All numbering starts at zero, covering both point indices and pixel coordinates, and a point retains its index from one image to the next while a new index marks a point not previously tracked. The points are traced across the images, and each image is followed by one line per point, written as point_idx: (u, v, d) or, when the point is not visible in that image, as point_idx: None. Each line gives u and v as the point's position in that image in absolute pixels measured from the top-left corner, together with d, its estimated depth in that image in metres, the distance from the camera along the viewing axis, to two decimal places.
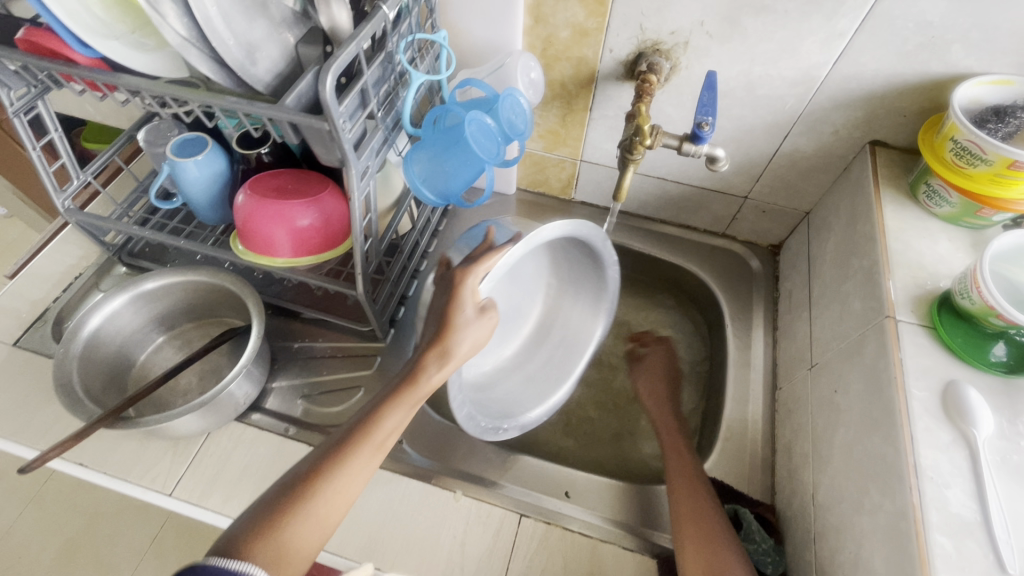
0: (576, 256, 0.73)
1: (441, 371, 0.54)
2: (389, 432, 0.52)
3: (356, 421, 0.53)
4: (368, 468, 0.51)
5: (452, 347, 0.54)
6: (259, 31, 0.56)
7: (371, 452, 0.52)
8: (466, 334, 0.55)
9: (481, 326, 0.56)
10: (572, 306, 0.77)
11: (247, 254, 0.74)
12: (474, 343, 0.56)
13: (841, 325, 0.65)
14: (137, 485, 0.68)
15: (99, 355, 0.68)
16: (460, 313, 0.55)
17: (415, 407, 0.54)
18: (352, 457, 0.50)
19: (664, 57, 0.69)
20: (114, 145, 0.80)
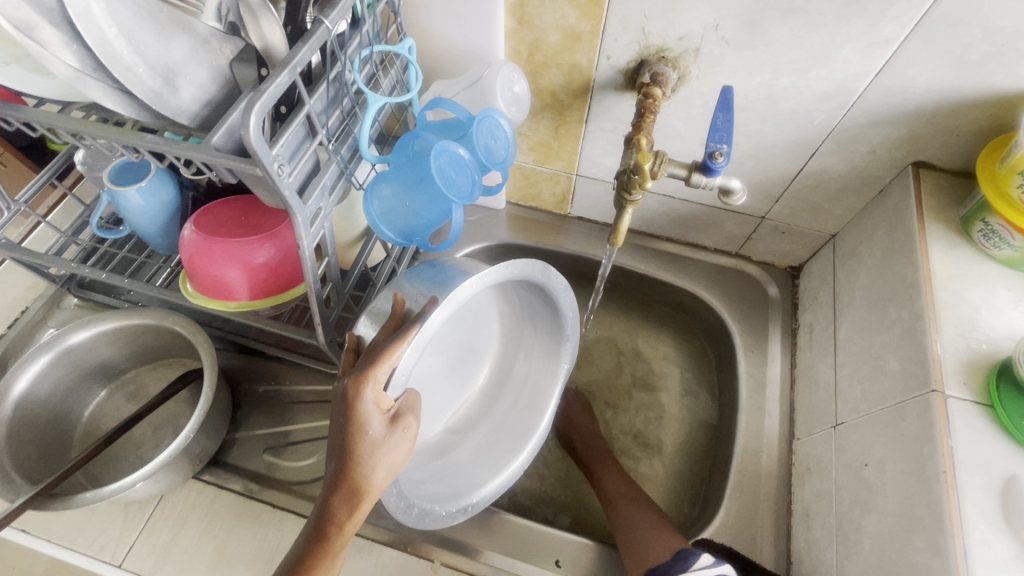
0: (526, 292, 0.66)
1: (357, 508, 0.47)
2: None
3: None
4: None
5: (365, 481, 0.46)
6: (179, 52, 0.46)
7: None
8: (378, 462, 0.47)
9: (397, 444, 0.48)
10: (533, 344, 0.70)
11: (195, 296, 0.65)
12: (393, 465, 0.48)
13: (874, 384, 0.56)
14: (83, 555, 0.62)
15: (33, 417, 0.62)
16: (365, 446, 0.46)
17: (342, 546, 0.49)
18: None
19: (671, 65, 0.58)
20: (50, 168, 0.70)
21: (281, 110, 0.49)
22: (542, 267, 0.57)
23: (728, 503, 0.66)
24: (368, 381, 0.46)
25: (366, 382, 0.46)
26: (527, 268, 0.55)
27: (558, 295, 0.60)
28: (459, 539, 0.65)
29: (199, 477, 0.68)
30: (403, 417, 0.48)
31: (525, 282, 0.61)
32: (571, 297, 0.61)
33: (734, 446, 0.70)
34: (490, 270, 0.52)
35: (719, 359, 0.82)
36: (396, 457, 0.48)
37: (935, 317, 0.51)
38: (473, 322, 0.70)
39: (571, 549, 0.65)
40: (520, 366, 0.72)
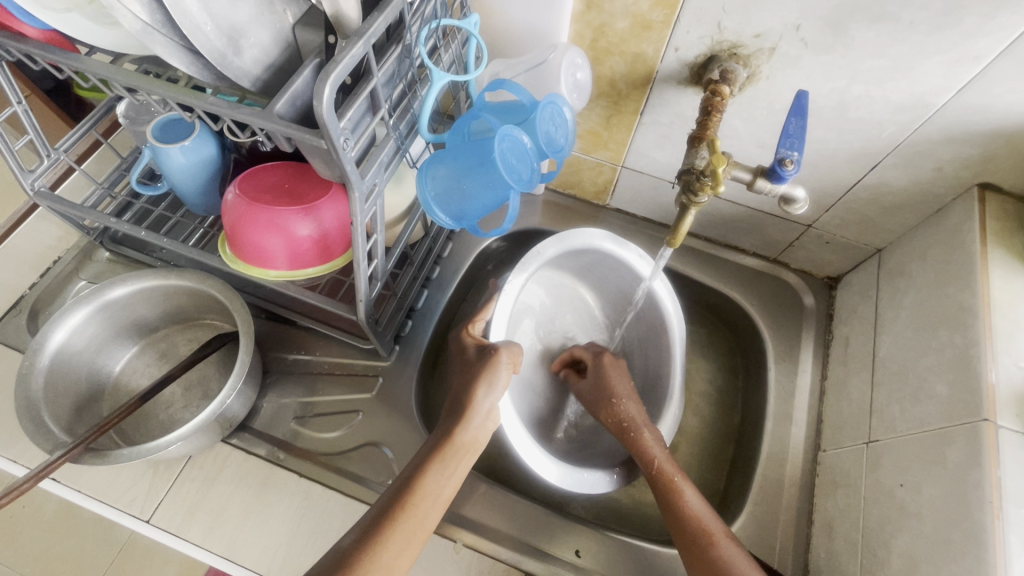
0: (611, 272, 0.76)
1: (468, 422, 0.56)
2: (427, 493, 0.52)
3: (389, 496, 0.52)
4: (413, 544, 0.50)
5: (473, 395, 0.57)
6: (245, 11, 0.45)
7: (412, 528, 0.50)
8: (484, 389, 0.58)
9: (496, 371, 0.59)
10: (641, 323, 0.78)
11: (234, 261, 0.64)
12: (492, 387, 0.58)
13: (916, 406, 0.55)
14: (113, 508, 0.63)
15: (67, 372, 0.62)
16: (473, 374, 0.59)
17: (454, 470, 0.55)
18: (394, 530, 0.49)
19: (741, 63, 0.56)
20: (93, 117, 0.69)
21: (346, 81, 0.47)
22: (605, 235, 0.72)
23: (750, 508, 0.67)
24: (468, 329, 0.65)
25: (470, 327, 0.65)
26: (592, 238, 0.72)
27: (612, 249, 0.72)
28: (480, 521, 0.65)
29: (228, 440, 0.68)
30: (499, 349, 0.60)
31: (598, 256, 0.75)
32: (636, 251, 0.72)
33: (759, 452, 0.70)
34: (568, 231, 0.71)
35: (747, 364, 0.82)
36: (497, 381, 0.58)
37: (991, 346, 0.50)
38: (576, 320, 0.82)
39: (590, 539, 0.66)
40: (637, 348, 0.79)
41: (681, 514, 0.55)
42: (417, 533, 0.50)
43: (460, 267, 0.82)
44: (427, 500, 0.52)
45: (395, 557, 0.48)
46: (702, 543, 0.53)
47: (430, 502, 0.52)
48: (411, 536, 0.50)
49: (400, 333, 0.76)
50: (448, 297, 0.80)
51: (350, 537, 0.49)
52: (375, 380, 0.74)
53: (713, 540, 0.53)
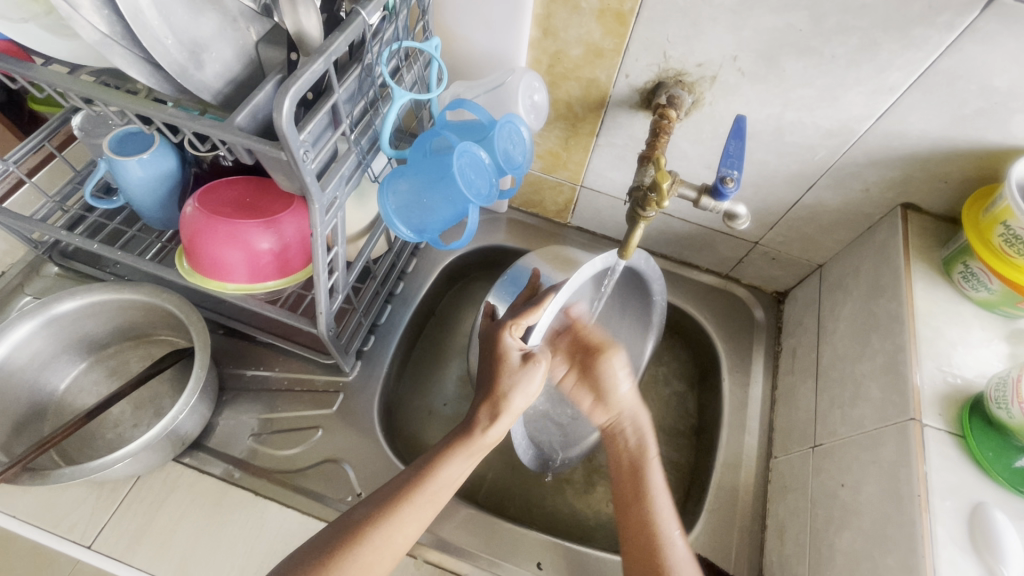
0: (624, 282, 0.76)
1: (495, 424, 0.58)
2: (444, 478, 0.56)
3: (405, 478, 0.55)
4: (419, 521, 0.54)
5: (504, 400, 0.57)
6: (207, 27, 0.46)
7: (424, 505, 0.54)
8: (515, 389, 0.57)
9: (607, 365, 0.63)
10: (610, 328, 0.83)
11: (192, 274, 0.64)
12: (527, 393, 0.58)
13: (854, 409, 0.59)
14: (51, 534, 0.60)
15: (7, 389, 0.59)
16: (506, 374, 0.58)
17: (470, 460, 0.58)
18: (404, 510, 0.53)
19: (687, 89, 0.60)
20: (47, 127, 0.68)
21: (309, 97, 0.49)
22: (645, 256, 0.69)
23: (706, 516, 0.68)
24: (510, 329, 0.59)
25: (510, 327, 0.59)
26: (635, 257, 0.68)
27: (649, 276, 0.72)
28: (442, 537, 0.65)
29: (180, 460, 0.66)
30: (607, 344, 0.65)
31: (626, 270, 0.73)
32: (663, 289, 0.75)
33: (715, 461, 0.73)
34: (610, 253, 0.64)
35: (702, 377, 0.84)
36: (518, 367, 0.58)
37: (917, 350, 0.54)
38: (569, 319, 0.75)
39: (552, 551, 0.66)
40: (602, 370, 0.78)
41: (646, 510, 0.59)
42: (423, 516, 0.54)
43: (423, 283, 0.83)
44: (440, 487, 0.55)
45: (400, 537, 0.52)
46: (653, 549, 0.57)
47: (445, 488, 0.56)
48: (421, 513, 0.54)
49: (361, 349, 0.76)
50: (412, 313, 0.81)
51: (362, 511, 0.53)
52: (336, 395, 0.73)
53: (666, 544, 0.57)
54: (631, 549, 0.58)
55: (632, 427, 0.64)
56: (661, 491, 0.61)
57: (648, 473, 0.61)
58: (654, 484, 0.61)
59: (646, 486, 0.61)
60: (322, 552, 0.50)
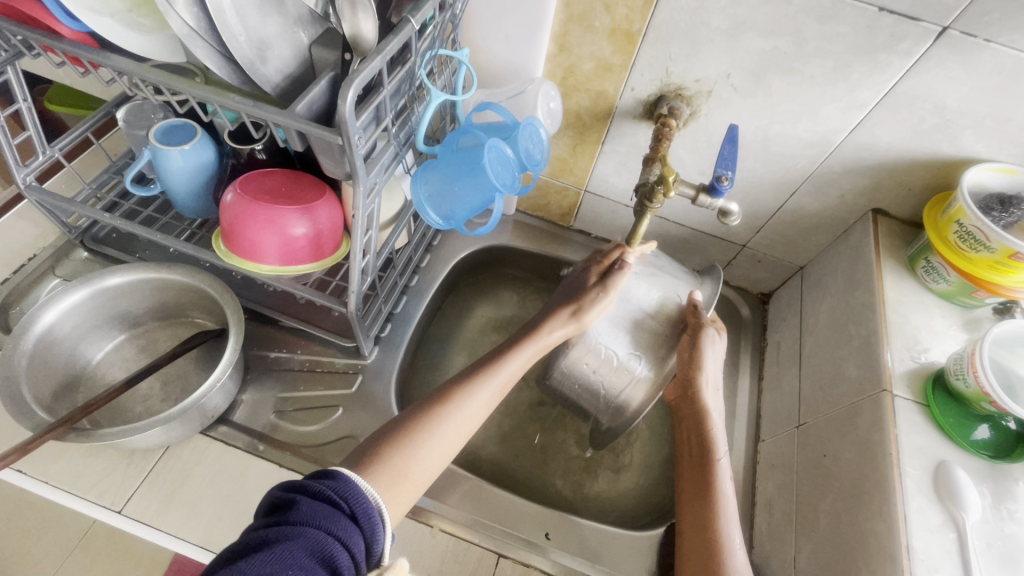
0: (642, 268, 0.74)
1: (531, 351, 0.64)
2: (471, 400, 0.60)
3: (431, 398, 0.60)
4: (453, 434, 0.58)
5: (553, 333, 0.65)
6: (272, 28, 0.52)
7: (452, 419, 0.58)
8: (561, 327, 0.65)
9: (703, 339, 0.64)
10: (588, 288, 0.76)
11: (230, 256, 0.69)
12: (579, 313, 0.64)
13: (833, 388, 0.65)
14: (82, 499, 0.62)
15: (51, 356, 0.63)
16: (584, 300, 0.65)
17: (494, 388, 0.62)
18: (432, 423, 0.57)
19: (686, 102, 0.68)
20: (90, 120, 0.74)
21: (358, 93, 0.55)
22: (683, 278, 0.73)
23: None
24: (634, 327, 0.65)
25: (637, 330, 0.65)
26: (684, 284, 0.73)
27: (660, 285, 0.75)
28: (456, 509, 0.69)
29: (207, 434, 0.69)
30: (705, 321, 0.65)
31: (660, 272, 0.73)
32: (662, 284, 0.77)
33: None
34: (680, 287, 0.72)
35: None
36: (573, 318, 0.65)
37: (888, 333, 0.62)
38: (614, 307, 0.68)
39: (558, 522, 0.71)
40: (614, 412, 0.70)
41: (707, 509, 0.58)
42: (445, 436, 0.57)
43: (437, 277, 0.89)
44: (467, 409, 0.59)
45: (433, 452, 0.56)
46: (709, 547, 0.56)
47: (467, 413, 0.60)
48: (453, 430, 0.58)
49: (379, 335, 0.80)
50: (426, 304, 0.86)
51: (394, 426, 0.57)
52: (355, 377, 0.77)
53: (723, 548, 0.55)
54: (687, 546, 0.57)
55: (693, 415, 0.66)
56: (728, 497, 0.60)
57: (716, 464, 0.62)
58: (720, 479, 0.60)
59: (712, 484, 0.60)
60: (363, 456, 0.54)
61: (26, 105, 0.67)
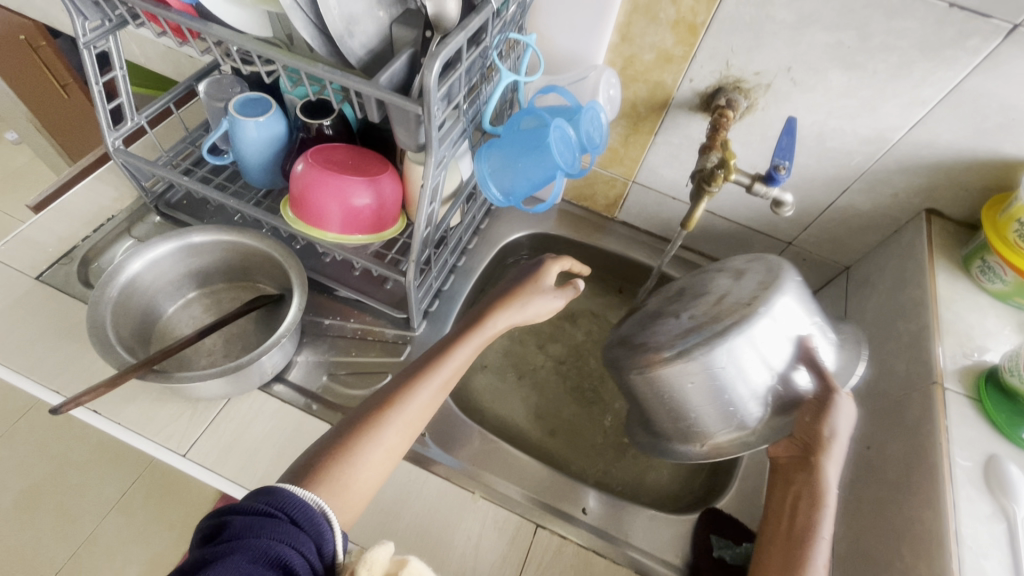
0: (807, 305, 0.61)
1: (467, 346, 0.64)
2: (413, 404, 0.57)
3: (370, 405, 0.57)
4: (398, 438, 0.55)
5: (485, 324, 0.67)
6: (361, 4, 0.56)
7: (391, 424, 0.55)
8: (501, 318, 0.69)
9: (832, 410, 0.54)
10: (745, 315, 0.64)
11: (297, 222, 0.73)
12: (518, 306, 0.70)
13: (880, 383, 0.66)
14: (150, 441, 0.66)
15: (132, 305, 0.67)
16: (522, 291, 0.72)
17: (437, 388, 0.60)
18: (372, 430, 0.54)
19: (744, 95, 0.70)
20: (173, 92, 0.80)
21: None
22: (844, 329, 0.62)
23: None
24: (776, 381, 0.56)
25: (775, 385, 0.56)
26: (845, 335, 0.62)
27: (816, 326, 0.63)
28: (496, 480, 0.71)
29: (264, 391, 0.73)
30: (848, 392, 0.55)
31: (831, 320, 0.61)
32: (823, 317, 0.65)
33: None
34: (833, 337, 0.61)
35: None
36: (526, 306, 0.71)
37: (939, 330, 0.62)
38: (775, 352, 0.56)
39: (594, 500, 0.72)
40: (680, 433, 0.63)
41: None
42: (390, 440, 0.55)
43: (483, 259, 0.91)
44: (408, 410, 0.57)
45: (378, 455, 0.53)
46: None
47: (409, 414, 0.57)
48: (398, 432, 0.56)
49: (428, 310, 0.84)
50: (472, 284, 0.89)
51: (335, 434, 0.54)
52: (404, 348, 0.81)
53: None
54: None
55: (808, 486, 0.53)
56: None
57: (815, 546, 0.50)
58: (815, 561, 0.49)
59: (801, 561, 0.49)
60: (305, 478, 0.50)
61: (120, 74, 0.72)
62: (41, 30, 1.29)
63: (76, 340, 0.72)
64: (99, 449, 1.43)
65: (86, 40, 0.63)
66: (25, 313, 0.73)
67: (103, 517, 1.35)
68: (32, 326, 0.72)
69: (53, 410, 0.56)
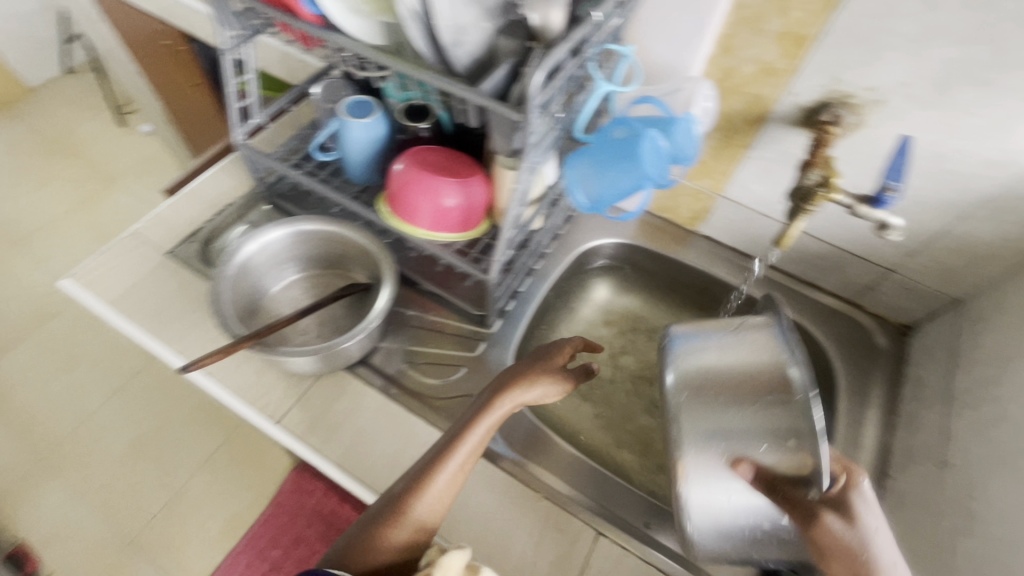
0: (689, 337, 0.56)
1: (476, 435, 0.62)
2: (429, 497, 0.60)
3: (393, 498, 0.61)
4: (421, 526, 0.60)
5: (493, 410, 0.63)
6: (471, 16, 0.59)
7: (412, 517, 0.60)
8: (514, 402, 0.65)
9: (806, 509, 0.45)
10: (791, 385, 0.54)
11: (391, 217, 0.78)
12: (534, 389, 0.65)
13: (990, 431, 0.60)
14: (250, 407, 0.73)
15: (246, 283, 0.75)
16: (535, 372, 0.67)
17: (454, 476, 0.62)
18: (392, 530, 0.59)
19: (851, 110, 0.66)
20: (291, 95, 0.87)
21: None
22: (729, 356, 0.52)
23: None
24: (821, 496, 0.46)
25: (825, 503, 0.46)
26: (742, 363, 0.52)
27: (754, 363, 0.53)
28: (559, 483, 0.72)
29: (349, 372, 0.79)
30: (851, 473, 0.48)
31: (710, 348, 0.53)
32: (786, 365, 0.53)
33: None
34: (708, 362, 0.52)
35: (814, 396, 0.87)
36: (536, 389, 0.66)
37: None
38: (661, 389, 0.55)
39: (659, 515, 0.70)
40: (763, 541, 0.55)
41: None
42: (410, 540, 0.60)
43: (560, 264, 0.93)
44: (429, 499, 0.60)
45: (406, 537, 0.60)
46: None
47: (423, 511, 0.60)
48: (423, 517, 0.60)
49: (504, 310, 0.86)
50: (548, 287, 0.90)
51: (360, 534, 0.61)
52: (478, 344, 0.83)
53: None
54: None
55: None
56: None
57: None
58: None
59: None
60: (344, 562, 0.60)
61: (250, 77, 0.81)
62: (180, 35, 1.46)
63: (195, 311, 0.81)
64: (198, 411, 1.63)
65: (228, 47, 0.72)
66: (157, 283, 0.83)
67: (193, 475, 1.52)
68: (162, 295, 0.82)
69: (185, 368, 0.64)
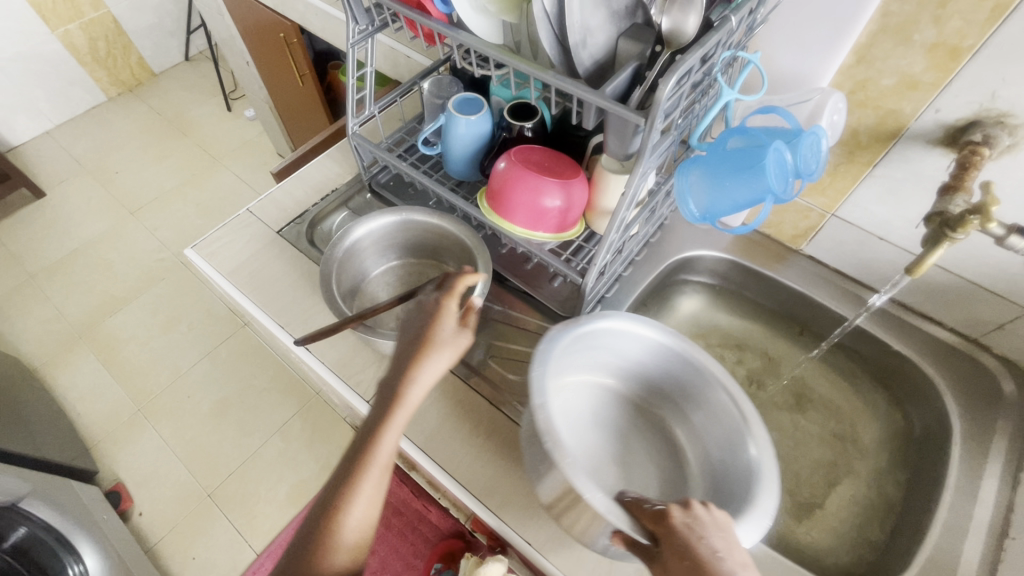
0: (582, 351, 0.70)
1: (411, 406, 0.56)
2: (363, 486, 0.54)
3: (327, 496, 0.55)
4: (361, 517, 0.54)
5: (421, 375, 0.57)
6: (598, 18, 0.59)
7: (352, 508, 0.53)
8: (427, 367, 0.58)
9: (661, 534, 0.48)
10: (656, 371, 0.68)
11: (489, 213, 0.79)
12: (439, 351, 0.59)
13: None
14: (344, 383, 0.77)
15: (350, 266, 0.79)
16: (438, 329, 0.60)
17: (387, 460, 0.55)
18: (334, 526, 0.53)
19: (1007, 131, 0.60)
20: (402, 88, 0.90)
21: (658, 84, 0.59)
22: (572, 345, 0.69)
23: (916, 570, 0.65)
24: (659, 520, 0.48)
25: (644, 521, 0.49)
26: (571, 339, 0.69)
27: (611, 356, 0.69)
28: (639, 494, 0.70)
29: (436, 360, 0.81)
30: (668, 507, 0.48)
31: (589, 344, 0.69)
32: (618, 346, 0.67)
33: (935, 520, 0.68)
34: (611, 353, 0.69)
35: (922, 438, 0.80)
36: (436, 352, 0.58)
37: None
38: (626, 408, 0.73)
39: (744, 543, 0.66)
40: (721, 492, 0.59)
41: None
42: (347, 539, 0.53)
43: (650, 272, 0.90)
44: (365, 489, 0.54)
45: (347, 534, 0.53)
46: None
47: (362, 499, 0.54)
48: (365, 507, 0.54)
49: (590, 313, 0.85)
50: (636, 295, 0.88)
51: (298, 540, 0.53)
52: None
53: None
54: None
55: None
56: None
57: None
58: None
59: None
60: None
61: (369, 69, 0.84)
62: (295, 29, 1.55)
63: (299, 288, 0.87)
64: (277, 380, 1.74)
65: (354, 41, 0.75)
66: (267, 258, 0.90)
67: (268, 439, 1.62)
68: (271, 270, 0.88)
69: (301, 343, 0.68)
